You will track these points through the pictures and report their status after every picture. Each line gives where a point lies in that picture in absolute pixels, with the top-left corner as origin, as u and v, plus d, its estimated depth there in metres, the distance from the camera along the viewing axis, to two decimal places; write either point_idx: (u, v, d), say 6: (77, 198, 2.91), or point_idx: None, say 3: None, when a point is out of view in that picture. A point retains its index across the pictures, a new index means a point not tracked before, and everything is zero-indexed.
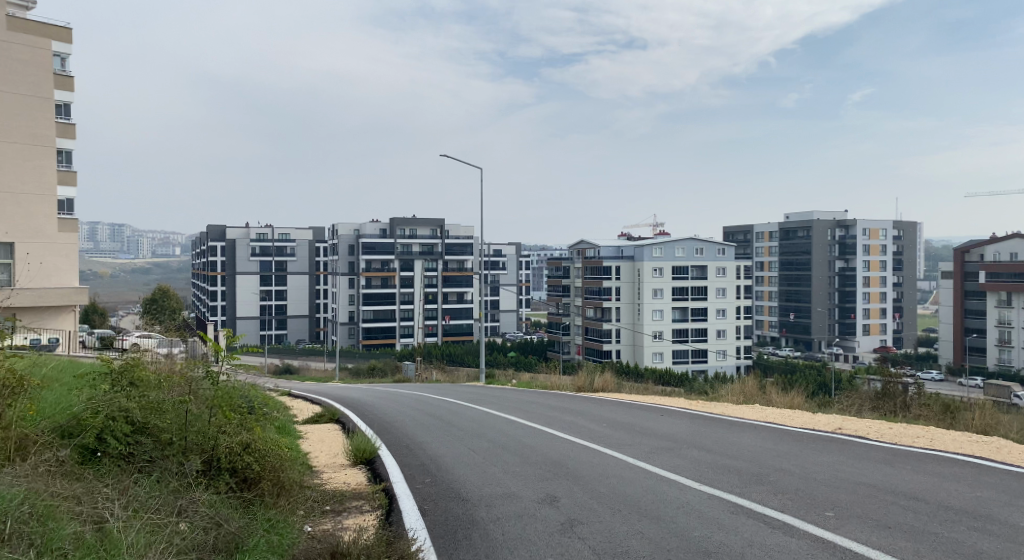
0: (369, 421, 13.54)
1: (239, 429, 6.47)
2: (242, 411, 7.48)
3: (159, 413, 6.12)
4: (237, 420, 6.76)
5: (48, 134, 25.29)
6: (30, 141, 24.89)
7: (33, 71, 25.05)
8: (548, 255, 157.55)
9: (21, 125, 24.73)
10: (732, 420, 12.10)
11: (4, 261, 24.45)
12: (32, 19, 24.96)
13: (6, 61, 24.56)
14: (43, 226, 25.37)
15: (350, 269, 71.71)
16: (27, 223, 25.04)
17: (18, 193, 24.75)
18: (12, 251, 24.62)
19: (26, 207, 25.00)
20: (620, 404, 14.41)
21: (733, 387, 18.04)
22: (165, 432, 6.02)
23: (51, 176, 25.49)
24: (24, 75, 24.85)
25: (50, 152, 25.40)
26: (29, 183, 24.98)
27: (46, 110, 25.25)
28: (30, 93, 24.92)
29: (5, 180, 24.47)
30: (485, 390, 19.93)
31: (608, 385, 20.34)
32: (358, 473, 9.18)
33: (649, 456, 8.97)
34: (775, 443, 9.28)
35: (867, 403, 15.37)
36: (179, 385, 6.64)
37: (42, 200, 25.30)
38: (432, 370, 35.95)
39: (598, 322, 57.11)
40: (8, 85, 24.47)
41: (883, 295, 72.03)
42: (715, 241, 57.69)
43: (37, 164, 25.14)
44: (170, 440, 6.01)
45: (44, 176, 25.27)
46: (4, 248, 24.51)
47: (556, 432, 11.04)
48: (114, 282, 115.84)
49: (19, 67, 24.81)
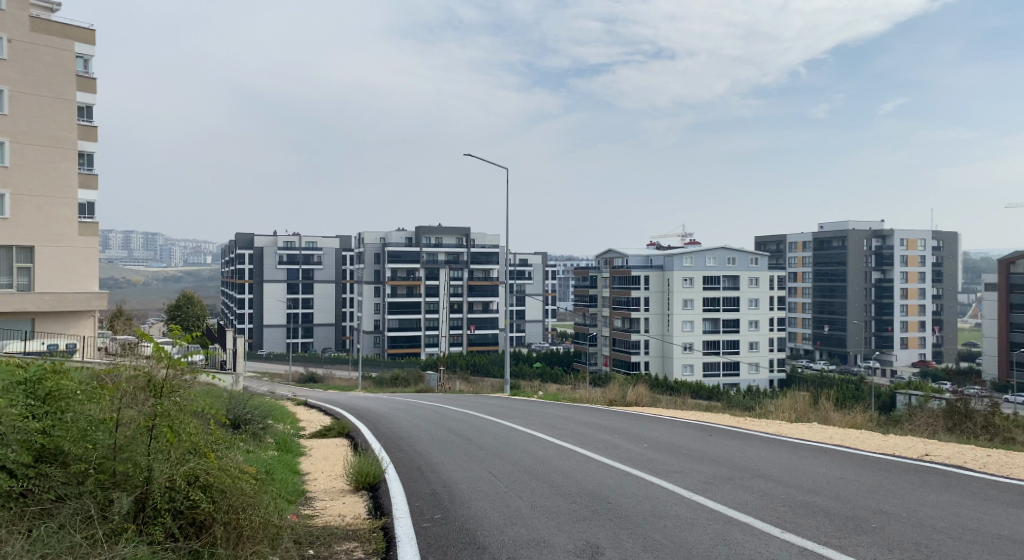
0: (380, 436, 12.04)
1: (186, 455, 5.17)
2: (202, 425, 6.04)
3: (77, 438, 4.99)
4: (192, 443, 5.39)
5: (69, 136, 24.09)
6: (51, 144, 23.69)
7: (57, 72, 23.96)
8: (575, 266, 155.74)
9: (42, 127, 23.50)
10: (793, 441, 10.49)
11: (23, 264, 23.34)
12: (55, 20, 23.84)
13: (29, 61, 23.44)
14: (64, 230, 24.18)
15: (375, 277, 70.80)
16: (48, 228, 23.82)
17: (39, 197, 23.50)
18: (33, 254, 23.51)
19: (46, 211, 23.71)
20: (660, 422, 12.77)
21: (782, 404, 16.20)
22: (81, 462, 4.93)
23: (73, 179, 24.25)
24: (44, 75, 23.67)
25: (72, 155, 24.19)
26: (50, 186, 23.73)
27: (68, 112, 24.09)
28: (51, 94, 23.75)
29: (24, 182, 23.21)
30: (509, 402, 18.57)
31: (641, 399, 18.70)
32: (357, 502, 7.76)
33: (706, 488, 7.45)
34: (857, 475, 7.65)
35: (940, 422, 13.50)
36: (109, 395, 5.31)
37: (62, 204, 24.04)
38: (455, 380, 34.44)
39: (626, 333, 55.43)
40: (30, 86, 23.35)
41: (922, 308, 69.30)
42: (748, 251, 55.84)
43: (59, 167, 23.90)
44: (84, 469, 4.93)
45: (65, 180, 24.02)
46: (24, 252, 23.38)
47: (590, 453, 9.52)
48: (145, 290, 116.51)
49: (42, 67, 23.67)
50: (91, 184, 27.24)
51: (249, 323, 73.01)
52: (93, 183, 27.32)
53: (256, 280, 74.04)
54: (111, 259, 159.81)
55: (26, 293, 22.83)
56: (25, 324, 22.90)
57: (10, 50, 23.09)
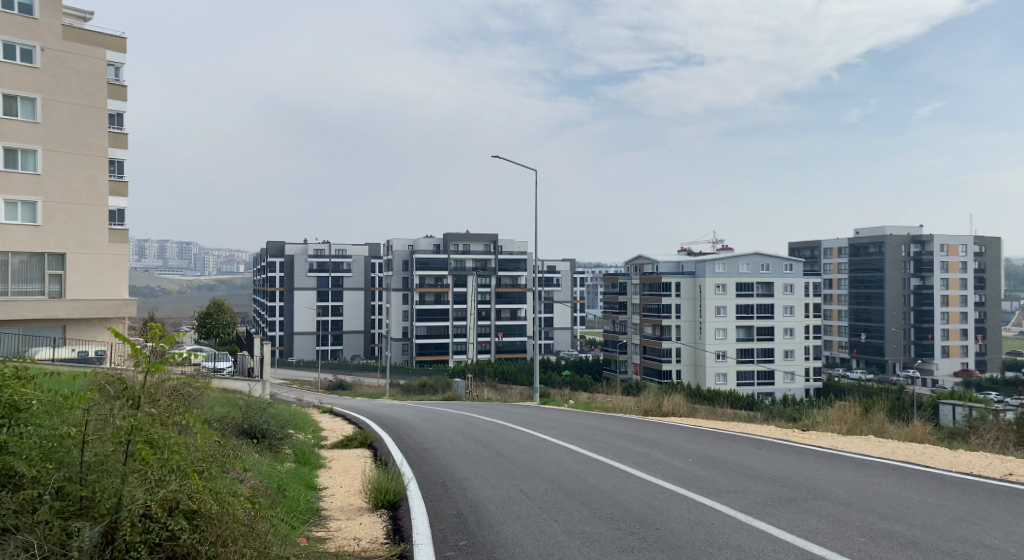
0: (403, 448, 11.26)
1: (161, 475, 4.70)
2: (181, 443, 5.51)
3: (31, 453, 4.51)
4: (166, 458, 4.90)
5: (101, 143, 23.68)
6: (82, 151, 23.29)
7: (88, 81, 23.51)
8: (604, 273, 154.80)
9: (73, 135, 23.09)
10: (853, 456, 9.55)
11: (55, 271, 22.94)
12: (89, 28, 23.42)
13: (62, 70, 23.01)
14: (94, 237, 23.70)
15: (404, 285, 70.53)
16: (78, 234, 23.38)
17: (68, 204, 23.06)
18: (64, 261, 23.12)
19: (79, 219, 23.29)
20: (703, 433, 11.90)
21: (833, 415, 15.09)
22: (36, 491, 4.39)
23: (104, 187, 23.83)
24: (76, 83, 23.24)
25: (103, 162, 23.76)
26: (81, 194, 23.33)
27: (99, 119, 23.67)
28: (81, 102, 23.31)
29: (55, 190, 22.81)
30: (540, 411, 17.71)
31: (678, 409, 17.73)
32: (376, 521, 7.01)
33: (765, 510, 6.63)
34: (935, 497, 6.78)
35: (1010, 437, 12.34)
36: (74, 411, 4.82)
37: (94, 211, 23.63)
38: (483, 388, 33.73)
39: (657, 340, 54.11)
40: (61, 94, 22.93)
41: (964, 315, 67.14)
42: (782, 257, 54.39)
43: (90, 174, 23.48)
44: (39, 495, 4.39)
45: (96, 187, 23.61)
46: (56, 259, 23.00)
47: (630, 469, 8.67)
48: (180, 298, 117.36)
49: (75, 76, 23.25)
50: (121, 191, 26.91)
51: (280, 330, 72.92)
52: (123, 189, 27.00)
53: (287, 288, 73.97)
54: (146, 269, 161.60)
55: (57, 301, 22.45)
56: (56, 331, 22.53)
57: (43, 58, 22.65)
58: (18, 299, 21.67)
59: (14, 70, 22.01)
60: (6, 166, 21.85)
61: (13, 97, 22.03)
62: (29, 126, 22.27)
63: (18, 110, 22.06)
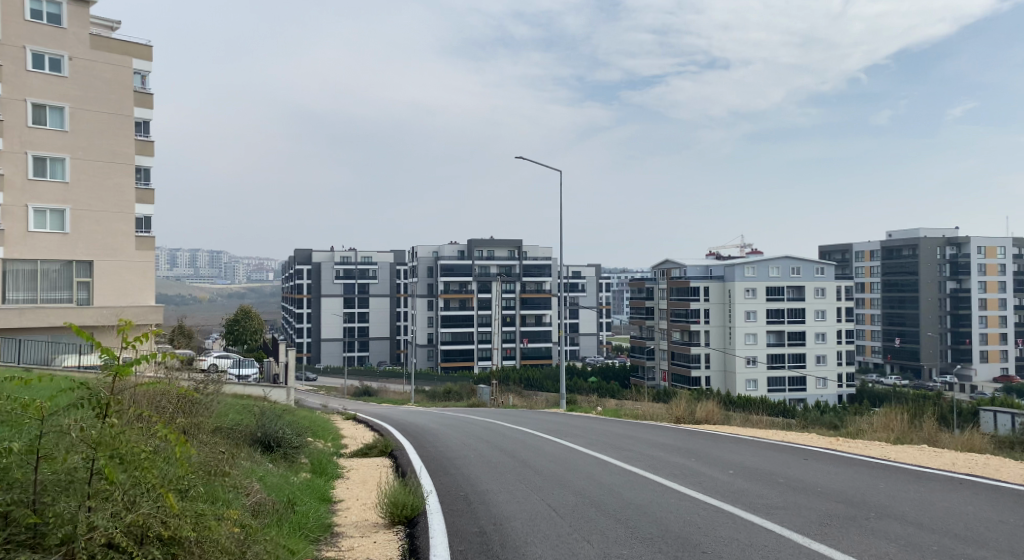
0: (425, 457, 10.64)
1: (125, 496, 4.37)
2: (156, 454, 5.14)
3: None
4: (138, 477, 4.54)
5: (128, 151, 23.33)
6: (109, 159, 22.95)
7: (114, 90, 23.15)
8: (630, 278, 153.13)
9: (101, 142, 22.79)
10: (909, 467, 8.79)
11: (82, 279, 22.64)
12: (116, 37, 23.08)
13: (90, 79, 22.71)
14: (122, 245, 23.40)
15: (428, 291, 70.25)
16: (104, 242, 23.01)
17: (94, 211, 22.66)
18: (92, 269, 22.76)
19: (105, 226, 22.91)
20: (742, 442, 11.11)
21: (880, 424, 14.15)
22: None
23: (130, 193, 23.45)
24: (102, 92, 22.91)
25: (130, 170, 23.42)
26: (107, 201, 22.93)
27: (126, 128, 23.34)
28: (108, 111, 22.97)
29: (82, 198, 22.48)
30: (566, 418, 17.03)
31: (712, 416, 16.91)
32: (391, 539, 6.38)
33: (821, 531, 5.89)
34: (1008, 515, 6.08)
35: None
36: (31, 422, 4.46)
37: (120, 218, 23.24)
38: (509, 395, 33.07)
39: (686, 346, 53.07)
40: (89, 103, 22.59)
41: (1003, 318, 65.05)
42: (814, 260, 53.22)
43: (118, 182, 23.16)
44: None
45: (123, 194, 23.23)
46: (84, 266, 22.66)
47: (668, 482, 8.01)
48: (210, 307, 117.88)
49: (102, 85, 22.91)
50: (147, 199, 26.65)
51: (307, 337, 72.74)
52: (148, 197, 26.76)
53: (315, 295, 73.90)
54: (177, 278, 162.93)
55: (84, 308, 22.22)
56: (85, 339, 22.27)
57: (72, 68, 22.42)
58: (46, 306, 21.56)
59: (42, 79, 21.82)
60: (34, 174, 21.66)
61: (40, 105, 21.82)
62: (57, 135, 22.04)
63: (47, 119, 21.89)
